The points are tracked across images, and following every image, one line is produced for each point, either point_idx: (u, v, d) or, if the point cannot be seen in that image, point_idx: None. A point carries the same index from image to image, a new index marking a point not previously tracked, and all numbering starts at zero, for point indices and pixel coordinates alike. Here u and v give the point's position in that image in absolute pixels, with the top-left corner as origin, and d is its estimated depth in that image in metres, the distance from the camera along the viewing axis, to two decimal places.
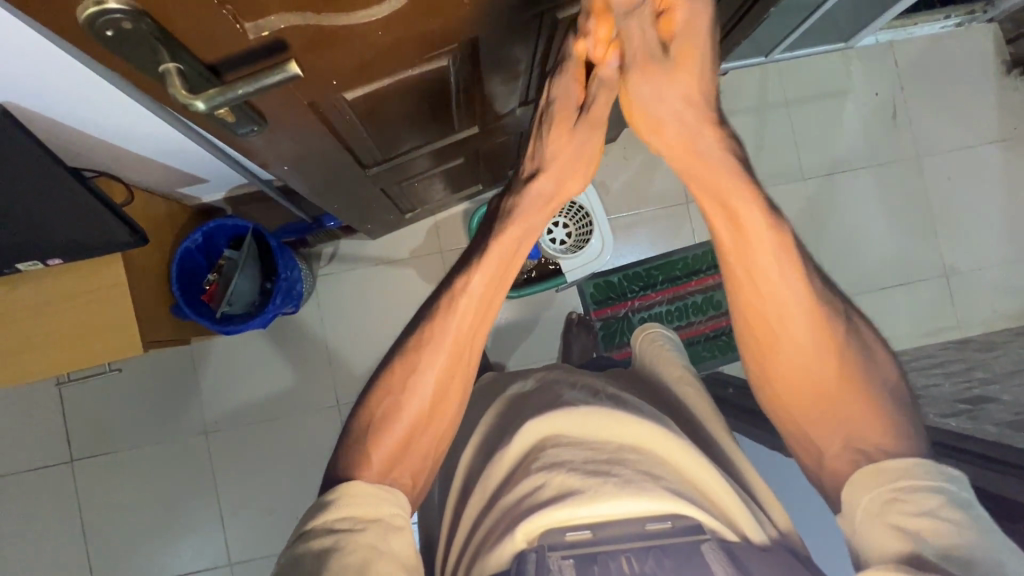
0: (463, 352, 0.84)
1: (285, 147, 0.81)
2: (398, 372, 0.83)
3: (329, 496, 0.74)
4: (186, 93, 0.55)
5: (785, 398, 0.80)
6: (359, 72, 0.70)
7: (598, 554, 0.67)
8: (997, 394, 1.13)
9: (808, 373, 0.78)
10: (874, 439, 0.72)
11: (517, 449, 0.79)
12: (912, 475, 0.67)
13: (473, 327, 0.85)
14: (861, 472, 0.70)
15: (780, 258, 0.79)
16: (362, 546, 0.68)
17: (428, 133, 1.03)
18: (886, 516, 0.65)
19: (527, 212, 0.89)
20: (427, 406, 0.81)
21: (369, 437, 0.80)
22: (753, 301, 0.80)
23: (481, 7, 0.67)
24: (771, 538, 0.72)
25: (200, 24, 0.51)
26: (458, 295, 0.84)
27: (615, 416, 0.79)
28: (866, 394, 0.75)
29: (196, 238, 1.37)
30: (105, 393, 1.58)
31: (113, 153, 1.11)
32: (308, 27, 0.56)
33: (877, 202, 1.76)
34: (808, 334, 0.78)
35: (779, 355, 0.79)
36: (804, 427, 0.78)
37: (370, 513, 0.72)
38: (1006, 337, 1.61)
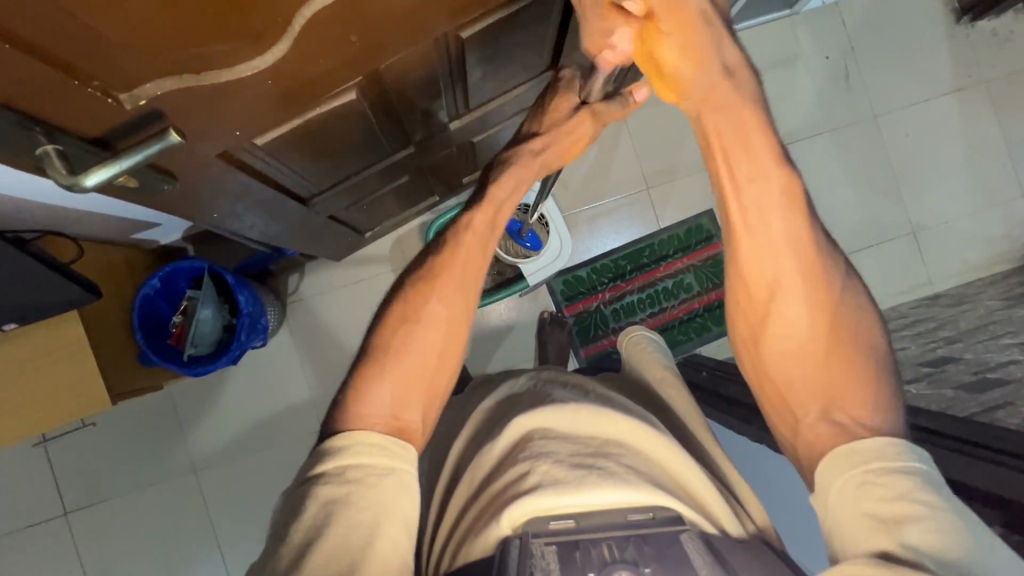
0: (470, 290, 0.82)
1: (212, 192, 0.80)
2: (404, 302, 0.79)
3: (330, 445, 0.70)
4: (69, 174, 0.55)
5: (775, 370, 0.74)
6: (266, 116, 0.69)
7: (580, 541, 0.60)
8: (960, 353, 1.14)
9: (800, 349, 0.73)
10: (852, 410, 0.69)
11: (503, 443, 0.73)
12: (885, 457, 0.64)
13: (475, 266, 0.83)
14: (835, 456, 0.66)
15: (785, 235, 0.73)
16: (373, 503, 0.65)
17: (366, 157, 1.02)
18: (861, 502, 0.62)
19: (519, 170, 0.87)
20: (431, 357, 0.77)
21: (373, 375, 0.75)
22: (752, 276, 0.75)
23: (375, 41, 0.66)
24: (747, 532, 0.68)
25: (65, 103, 0.51)
26: (461, 231, 0.83)
27: (605, 412, 0.73)
28: (854, 370, 0.71)
29: (155, 284, 1.34)
30: (89, 443, 1.59)
31: (54, 215, 1.10)
32: (187, 90, 0.56)
33: (837, 167, 1.75)
34: (803, 309, 0.73)
35: (775, 329, 0.74)
36: (791, 394, 0.73)
37: (381, 465, 0.68)
38: (977, 288, 1.61)
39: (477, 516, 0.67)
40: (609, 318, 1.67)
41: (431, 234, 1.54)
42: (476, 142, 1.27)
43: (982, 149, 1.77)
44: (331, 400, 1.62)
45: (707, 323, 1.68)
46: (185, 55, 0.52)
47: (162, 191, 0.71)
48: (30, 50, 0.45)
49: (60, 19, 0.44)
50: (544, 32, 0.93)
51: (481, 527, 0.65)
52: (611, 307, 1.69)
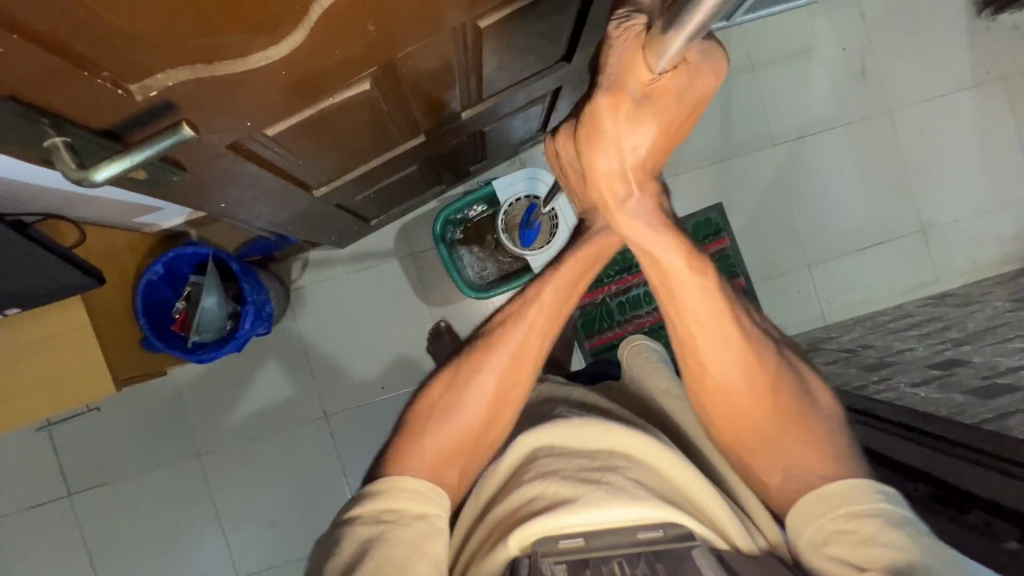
0: (527, 363, 0.81)
1: (219, 183, 0.78)
2: (460, 373, 0.80)
3: (373, 488, 0.71)
4: (77, 168, 0.53)
5: (730, 440, 0.75)
6: (279, 105, 0.66)
7: (591, 558, 0.60)
8: (969, 356, 1.13)
9: (749, 416, 0.74)
10: (815, 468, 0.71)
11: (510, 461, 0.74)
12: (850, 500, 0.67)
13: (535, 340, 0.81)
14: (805, 503, 0.69)
15: (716, 310, 0.75)
16: (405, 543, 0.65)
17: (375, 148, 1.00)
18: (829, 548, 0.65)
19: (600, 239, 0.81)
20: (478, 425, 0.78)
21: (415, 438, 0.76)
22: (698, 350, 0.75)
23: (393, 30, 0.64)
24: (760, 546, 0.68)
25: (71, 93, 0.49)
26: (529, 303, 0.82)
27: (608, 425, 0.72)
28: (805, 426, 0.74)
29: (158, 270, 1.33)
30: (91, 426, 1.59)
31: (55, 199, 1.08)
32: (199, 80, 0.54)
33: (850, 161, 1.73)
34: (744, 377, 0.75)
35: (723, 400, 0.75)
36: (750, 458, 0.74)
37: (416, 510, 0.69)
38: (985, 288, 1.61)
39: (487, 533, 0.68)
40: (614, 311, 1.67)
41: (437, 225, 1.52)
42: (486, 132, 1.24)
43: (995, 146, 1.75)
44: (334, 388, 1.62)
45: None
46: (201, 44, 0.50)
47: (172, 181, 0.69)
48: (38, 36, 0.43)
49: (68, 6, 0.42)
50: (562, 22, 0.90)
51: (487, 550, 0.66)
52: (616, 300, 1.68)
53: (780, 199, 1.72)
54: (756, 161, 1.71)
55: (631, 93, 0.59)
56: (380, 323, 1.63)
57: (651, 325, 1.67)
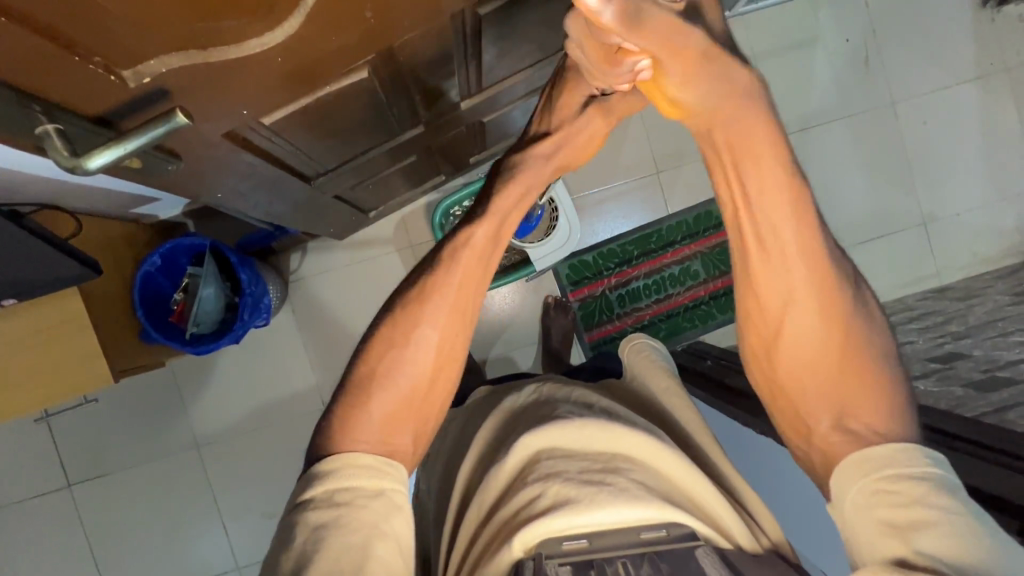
0: (469, 308, 0.79)
1: (215, 173, 0.77)
2: (400, 325, 0.77)
3: (326, 468, 0.69)
4: (69, 154, 0.52)
5: (788, 381, 0.71)
6: (276, 92, 0.65)
7: (595, 560, 0.60)
8: (969, 349, 1.13)
9: (813, 361, 0.69)
10: (865, 418, 0.67)
11: (510, 465, 0.72)
12: (896, 463, 0.62)
13: (474, 286, 0.79)
14: (850, 463, 0.65)
15: (804, 239, 0.67)
16: (364, 525, 0.64)
17: (373, 137, 0.99)
18: (876, 511, 0.61)
19: (528, 174, 0.82)
20: (422, 379, 0.76)
21: (359, 405, 0.74)
22: (762, 288, 0.69)
23: (390, 17, 0.63)
24: (763, 546, 0.68)
25: (65, 78, 0.48)
26: (461, 246, 0.79)
27: (610, 427, 0.72)
28: (870, 373, 0.68)
29: (155, 261, 1.32)
30: (90, 418, 1.59)
31: (50, 189, 1.07)
32: (193, 67, 0.53)
33: (850, 154, 1.72)
34: (816, 319, 0.69)
35: (786, 343, 0.70)
36: (802, 406, 0.70)
37: (370, 489, 0.68)
38: (985, 282, 1.60)
39: (491, 535, 0.67)
40: (613, 304, 1.66)
41: (435, 217, 1.51)
42: (485, 122, 1.23)
43: (998, 138, 1.73)
44: (333, 380, 1.62)
45: (713, 310, 1.68)
46: (194, 30, 0.49)
47: (167, 169, 0.68)
48: (28, 22, 0.42)
49: None
50: (562, 10, 0.89)
51: (490, 554, 0.65)
52: (616, 292, 1.67)
53: None
54: None
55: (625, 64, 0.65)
56: (379, 315, 1.62)
57: (650, 317, 1.67)
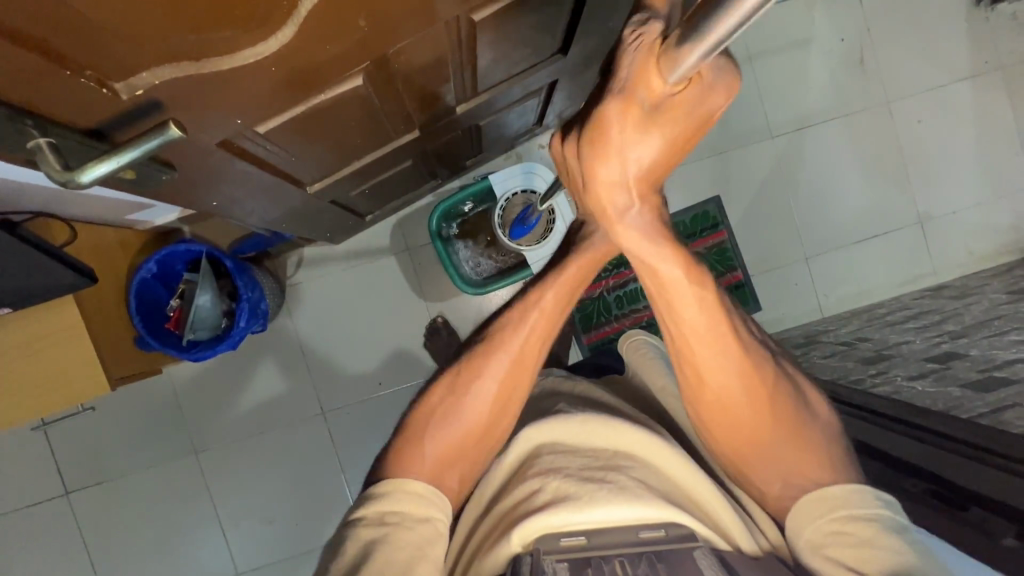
0: (530, 364, 0.80)
1: (210, 181, 0.76)
2: (458, 378, 0.80)
3: (379, 489, 0.71)
4: (63, 170, 0.51)
5: (731, 450, 0.74)
6: (271, 101, 0.65)
7: (592, 557, 0.58)
8: (965, 348, 1.13)
9: (746, 427, 0.73)
10: (810, 474, 0.70)
11: (512, 460, 0.74)
12: (850, 504, 0.65)
13: (538, 343, 0.81)
14: (802, 506, 0.67)
15: (716, 318, 0.71)
16: (408, 545, 0.65)
17: (370, 143, 0.98)
18: (826, 550, 0.63)
19: (598, 248, 0.79)
20: (477, 426, 0.78)
21: (412, 445, 0.76)
22: (692, 367, 0.73)
23: (383, 25, 0.63)
24: (761, 547, 0.66)
25: (56, 92, 0.48)
26: (530, 308, 0.81)
27: (611, 423, 0.72)
28: (798, 428, 0.73)
29: (151, 268, 1.32)
30: (87, 425, 1.58)
31: (44, 198, 1.07)
32: (187, 78, 0.53)
33: (847, 154, 1.72)
34: (738, 385, 0.72)
35: (719, 413, 0.73)
36: (751, 472, 0.73)
37: (417, 513, 0.69)
38: (981, 280, 1.61)
39: (489, 529, 0.68)
40: (611, 305, 1.66)
41: (432, 220, 1.50)
42: (481, 126, 1.23)
43: (993, 137, 1.74)
44: (331, 385, 1.62)
45: None
46: (185, 43, 0.49)
47: (163, 178, 0.68)
48: (20, 38, 0.42)
49: (45, 5, 0.40)
50: (557, 15, 0.89)
51: (489, 546, 0.65)
52: (614, 294, 1.67)
53: (778, 191, 1.71)
54: (754, 153, 1.70)
55: (640, 102, 0.54)
56: (377, 319, 1.62)
57: (648, 318, 1.67)
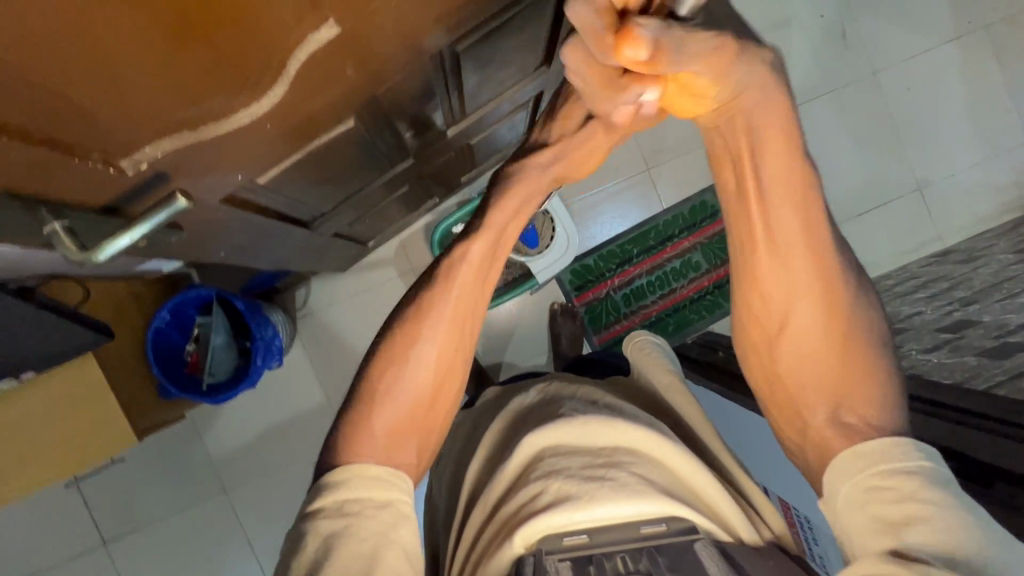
0: (469, 322, 0.76)
1: (216, 234, 0.78)
2: (395, 342, 0.74)
3: (333, 478, 0.68)
4: (80, 249, 0.53)
5: (781, 372, 0.71)
6: (267, 155, 0.67)
7: (594, 555, 0.61)
8: (978, 315, 1.13)
9: (813, 359, 0.69)
10: (862, 412, 0.67)
11: (513, 466, 0.71)
12: (889, 458, 0.62)
13: (475, 306, 0.77)
14: (845, 456, 0.65)
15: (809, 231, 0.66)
16: (373, 533, 0.64)
17: (365, 175, 1.00)
18: (868, 505, 0.61)
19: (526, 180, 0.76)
20: (423, 394, 0.74)
21: (359, 422, 0.72)
22: (768, 280, 0.68)
23: (370, 70, 0.64)
24: (763, 537, 0.68)
25: (65, 178, 0.49)
26: (457, 263, 0.75)
27: (613, 421, 0.71)
28: (857, 367, 0.68)
29: (165, 316, 1.34)
30: (117, 475, 1.61)
31: (57, 263, 1.09)
32: (186, 146, 0.54)
33: (838, 129, 1.72)
34: (815, 307, 0.68)
35: (773, 343, 0.71)
36: (790, 396, 0.71)
37: (378, 499, 0.67)
38: (987, 241, 1.60)
39: (494, 532, 0.67)
40: (619, 304, 1.67)
41: (434, 238, 1.51)
42: (473, 144, 1.24)
43: (984, 96, 1.73)
44: None
45: (718, 299, 1.68)
46: (183, 115, 0.51)
47: (170, 239, 0.69)
48: (31, 138, 0.44)
49: (53, 104, 0.42)
50: (537, 32, 0.90)
51: (495, 547, 0.65)
52: (621, 292, 1.68)
53: None
54: None
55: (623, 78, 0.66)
56: None
57: (658, 313, 1.67)
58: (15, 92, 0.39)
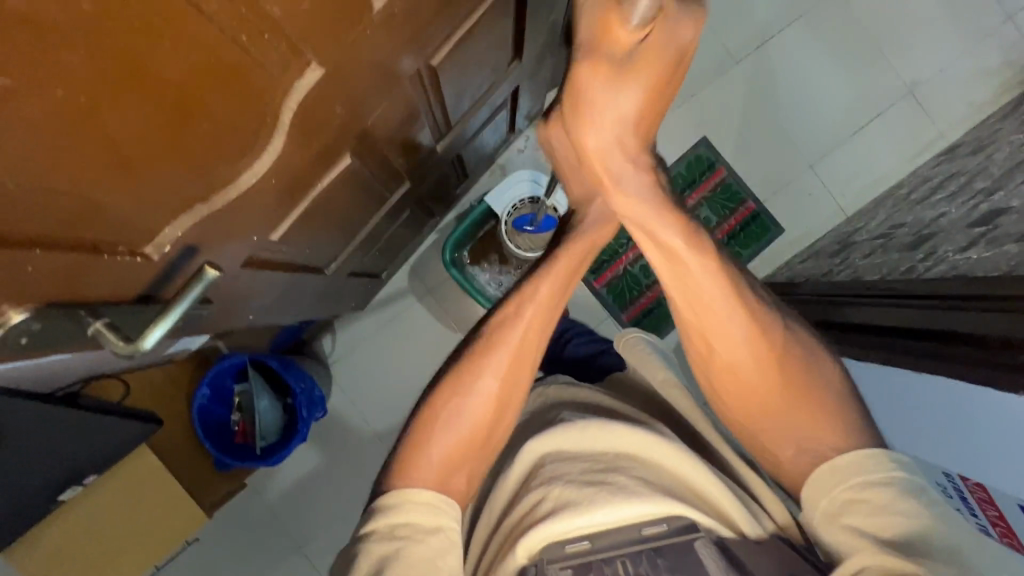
0: (527, 361, 0.77)
1: (241, 298, 0.79)
2: (459, 374, 0.75)
3: (381, 504, 0.67)
4: (127, 342, 0.52)
5: (737, 415, 0.72)
6: (276, 210, 0.68)
7: (593, 561, 0.60)
8: (1006, 201, 1.10)
9: (759, 397, 0.70)
10: (823, 438, 0.66)
11: (515, 476, 0.71)
12: (863, 469, 0.63)
13: (533, 341, 0.77)
14: (816, 478, 0.65)
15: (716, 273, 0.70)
16: (419, 562, 0.61)
17: (368, 209, 1.00)
18: (844, 518, 0.61)
19: (593, 230, 0.79)
20: (484, 427, 0.73)
21: (423, 445, 0.71)
22: (698, 329, 0.71)
23: (357, 106, 0.65)
24: (767, 531, 0.65)
25: (98, 277, 0.50)
26: (527, 301, 0.77)
27: (604, 424, 0.70)
28: (805, 396, 0.69)
29: (205, 392, 1.35)
30: (193, 556, 1.62)
31: (95, 364, 1.10)
32: (202, 220, 0.55)
33: (815, 52, 1.69)
34: (746, 347, 0.70)
35: (728, 375, 0.71)
36: (758, 430, 0.71)
37: (431, 524, 0.65)
38: (993, 127, 1.56)
39: (498, 546, 0.66)
40: (640, 277, 1.65)
41: (445, 255, 1.51)
42: (461, 154, 1.25)
43: None
44: None
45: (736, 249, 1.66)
46: (191, 189, 0.51)
47: (203, 312, 0.70)
48: (33, 240, 0.41)
49: (73, 205, 0.42)
50: (505, 28, 0.89)
51: (499, 560, 0.64)
52: (638, 265, 1.66)
53: (758, 111, 1.70)
54: (725, 84, 1.70)
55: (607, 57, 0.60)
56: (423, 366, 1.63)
57: None
58: (23, 197, 0.38)
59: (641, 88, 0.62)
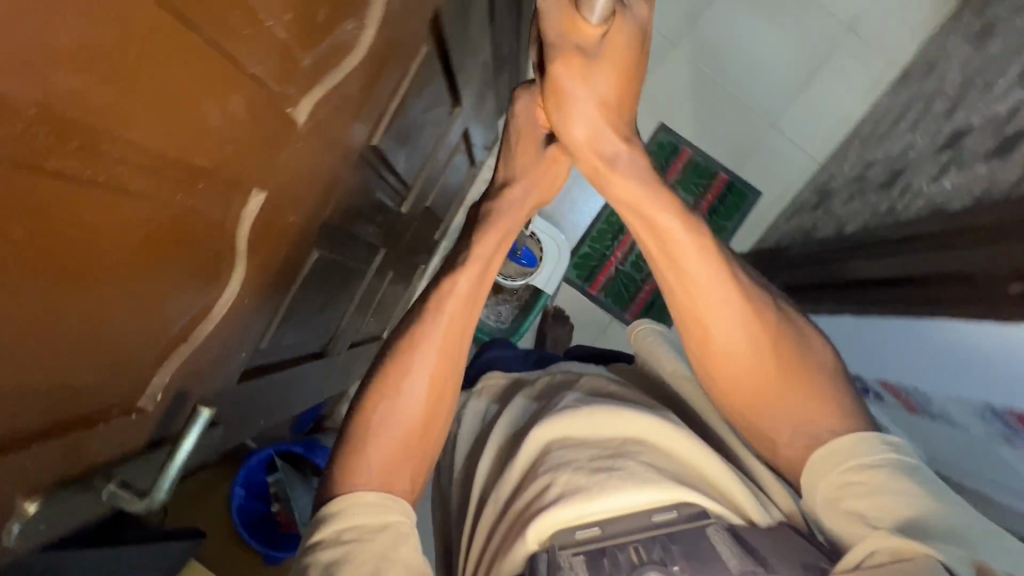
0: (457, 351, 0.76)
1: (248, 408, 0.80)
2: (389, 370, 0.74)
3: (327, 511, 0.65)
4: (140, 499, 0.53)
5: (734, 399, 0.68)
6: (258, 316, 0.69)
7: (606, 548, 0.56)
8: (966, 120, 1.10)
9: (757, 382, 0.67)
10: (823, 422, 0.64)
11: (522, 461, 0.66)
12: (858, 453, 0.60)
13: (456, 343, 0.76)
14: (815, 464, 0.62)
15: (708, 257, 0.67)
16: (371, 555, 0.59)
17: (350, 285, 1.02)
18: (842, 501, 0.59)
19: (507, 214, 0.80)
20: (417, 423, 0.72)
21: (358, 447, 0.70)
22: (692, 312, 0.68)
23: (308, 204, 0.66)
24: (777, 519, 0.61)
25: (96, 444, 0.51)
26: (445, 295, 0.77)
27: (621, 411, 0.67)
28: (811, 380, 0.67)
29: (240, 492, 1.38)
30: None
31: None
32: (184, 360, 0.57)
33: (747, 14, 1.70)
34: (743, 332, 0.67)
35: (721, 360, 0.68)
36: (761, 414, 0.67)
37: (376, 522, 0.63)
38: (938, 44, 1.56)
39: (505, 530, 0.62)
40: (632, 274, 1.66)
41: None
42: (430, 204, 1.27)
43: None
44: None
45: None
46: (166, 335, 0.53)
47: (217, 434, 0.71)
48: (33, 438, 0.43)
49: (64, 397, 0.44)
50: (438, 85, 0.91)
51: (506, 548, 0.60)
52: (628, 262, 1.67)
53: (708, 83, 1.71)
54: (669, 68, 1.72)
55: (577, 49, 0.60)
56: None
57: None
58: (21, 406, 0.40)
59: (609, 76, 0.62)
